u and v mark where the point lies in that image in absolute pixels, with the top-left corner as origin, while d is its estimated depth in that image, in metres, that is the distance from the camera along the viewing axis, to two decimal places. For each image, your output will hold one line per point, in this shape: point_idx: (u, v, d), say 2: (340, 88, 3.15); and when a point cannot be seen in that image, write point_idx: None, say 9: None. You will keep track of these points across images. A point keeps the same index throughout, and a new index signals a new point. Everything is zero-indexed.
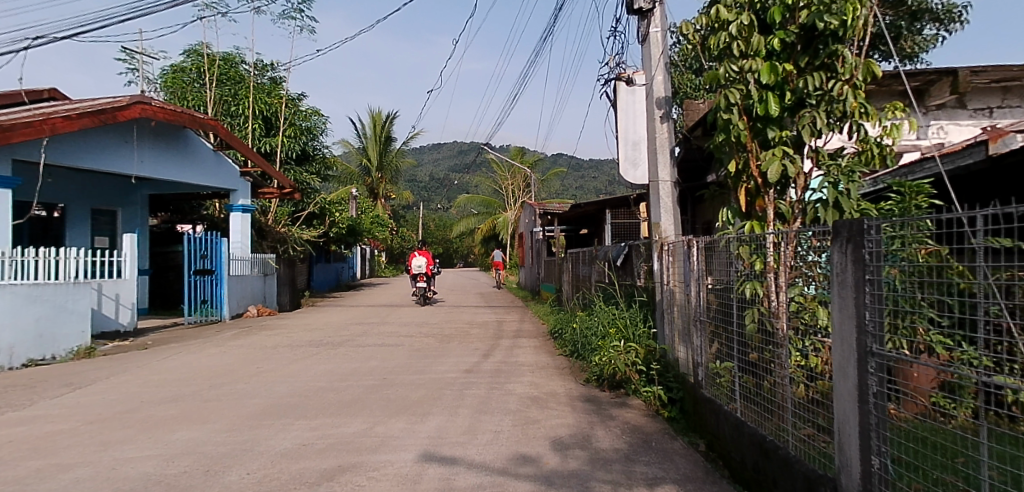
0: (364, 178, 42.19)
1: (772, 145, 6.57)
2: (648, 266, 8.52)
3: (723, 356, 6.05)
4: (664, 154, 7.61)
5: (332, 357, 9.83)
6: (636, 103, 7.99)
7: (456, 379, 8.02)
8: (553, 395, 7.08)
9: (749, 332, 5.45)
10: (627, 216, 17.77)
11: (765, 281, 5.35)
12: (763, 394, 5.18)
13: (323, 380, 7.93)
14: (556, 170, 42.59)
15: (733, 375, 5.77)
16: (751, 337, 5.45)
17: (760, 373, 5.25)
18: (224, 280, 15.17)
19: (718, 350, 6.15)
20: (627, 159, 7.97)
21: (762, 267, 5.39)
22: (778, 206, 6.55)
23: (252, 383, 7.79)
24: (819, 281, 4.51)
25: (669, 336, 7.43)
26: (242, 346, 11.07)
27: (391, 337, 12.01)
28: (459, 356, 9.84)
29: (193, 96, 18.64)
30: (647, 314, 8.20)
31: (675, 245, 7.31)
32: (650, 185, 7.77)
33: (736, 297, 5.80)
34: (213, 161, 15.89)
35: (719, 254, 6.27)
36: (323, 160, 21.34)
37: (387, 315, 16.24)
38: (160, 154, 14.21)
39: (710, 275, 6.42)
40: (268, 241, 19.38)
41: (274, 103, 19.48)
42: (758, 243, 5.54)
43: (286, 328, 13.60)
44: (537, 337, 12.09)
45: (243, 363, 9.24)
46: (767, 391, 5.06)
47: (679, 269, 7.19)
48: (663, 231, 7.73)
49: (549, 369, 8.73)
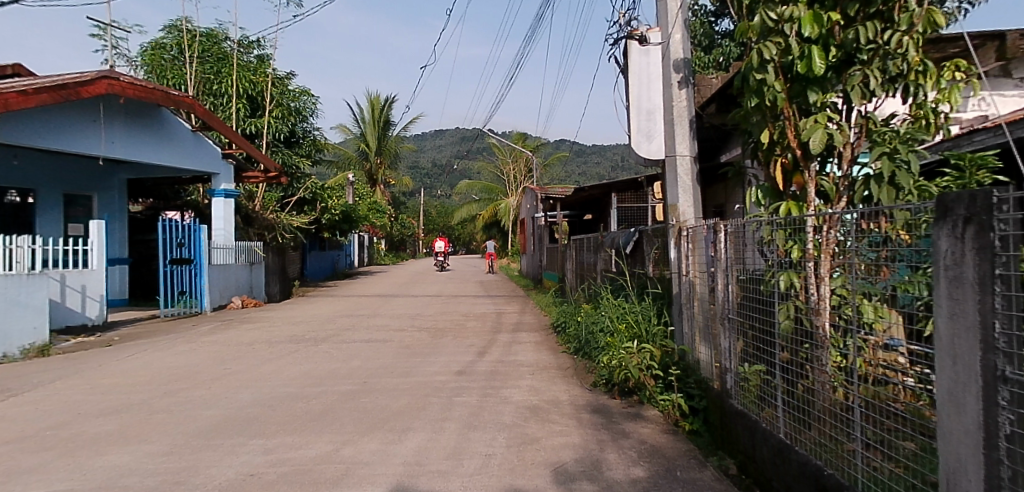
0: (362, 163, 41.05)
1: (814, 110, 5.58)
2: (661, 254, 7.55)
3: (752, 358, 5.11)
4: (683, 126, 6.60)
5: (310, 356, 8.86)
6: (651, 66, 6.89)
7: (445, 384, 7.06)
8: (555, 404, 6.12)
9: (785, 335, 4.53)
10: (633, 199, 16.80)
11: (806, 272, 4.43)
12: (803, 406, 4.30)
13: (294, 385, 6.97)
14: (559, 154, 41.39)
15: (768, 383, 4.82)
16: (789, 340, 4.53)
17: (801, 386, 4.31)
18: (204, 270, 14.21)
19: (746, 349, 5.20)
20: (640, 130, 6.90)
21: (800, 255, 4.47)
22: (822, 183, 5.55)
23: (212, 389, 6.83)
24: (865, 271, 3.63)
25: (688, 334, 6.47)
26: (216, 342, 10.12)
27: (379, 332, 11.05)
28: (452, 354, 8.90)
29: (173, 74, 17.63)
30: (662, 309, 7.23)
31: (695, 228, 6.34)
32: (667, 161, 6.77)
33: (768, 292, 4.85)
34: (192, 143, 14.89)
35: (746, 237, 5.29)
36: (312, 143, 20.34)
37: (380, 305, 15.28)
38: (131, 134, 13.20)
39: (735, 265, 5.46)
40: (255, 228, 18.29)
41: (259, 81, 18.45)
42: (796, 225, 4.59)
43: (269, 321, 12.66)
44: (538, 331, 11.14)
45: (211, 363, 8.31)
46: (807, 401, 4.23)
47: (700, 257, 6.23)
48: (681, 212, 6.71)
49: (550, 369, 7.79)
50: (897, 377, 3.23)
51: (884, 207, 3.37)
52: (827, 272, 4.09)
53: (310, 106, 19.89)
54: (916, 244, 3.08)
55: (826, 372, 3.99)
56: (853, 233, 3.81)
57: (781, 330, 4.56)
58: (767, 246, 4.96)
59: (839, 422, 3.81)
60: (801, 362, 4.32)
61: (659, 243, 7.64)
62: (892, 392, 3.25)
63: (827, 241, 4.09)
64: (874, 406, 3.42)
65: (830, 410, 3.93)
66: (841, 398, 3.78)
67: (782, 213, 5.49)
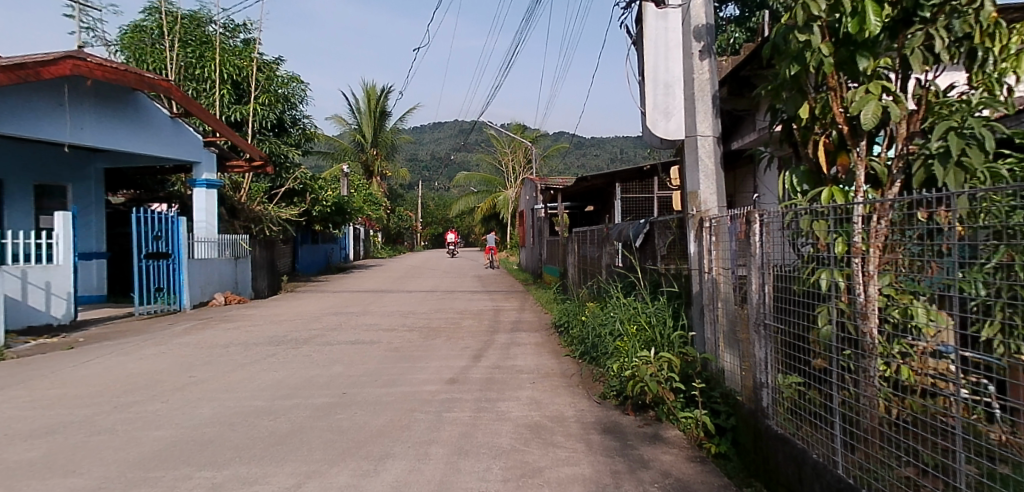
0: (358, 154, 40.03)
1: (863, 80, 4.76)
2: (678, 250, 6.73)
3: (791, 369, 4.27)
4: (704, 102, 5.79)
5: (288, 361, 8.03)
6: (670, 32, 5.98)
7: (434, 395, 6.23)
8: (560, 421, 5.32)
9: (823, 342, 3.83)
10: (638, 189, 15.95)
11: (853, 269, 3.70)
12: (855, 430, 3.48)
13: (262, 398, 6.15)
14: (559, 145, 40.53)
15: (811, 400, 4.00)
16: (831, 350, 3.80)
17: (847, 404, 3.58)
18: (184, 265, 13.36)
19: (784, 359, 4.34)
20: (656, 106, 5.96)
21: (846, 250, 3.74)
22: (873, 165, 4.72)
23: (170, 403, 6.00)
24: (926, 266, 2.98)
25: (712, 341, 5.68)
26: (187, 344, 9.29)
27: (366, 333, 10.22)
28: (444, 358, 8.09)
29: (153, 58, 16.73)
30: (680, 310, 6.42)
31: (719, 217, 5.51)
32: (687, 144, 5.91)
33: (805, 292, 4.10)
34: (171, 129, 14.03)
35: (772, 229, 4.58)
36: (302, 131, 19.47)
37: (371, 302, 14.47)
38: (102, 119, 12.35)
39: (758, 261, 4.74)
40: (240, 221, 17.50)
41: (244, 66, 17.56)
42: (841, 214, 3.84)
43: (250, 319, 11.84)
44: (538, 331, 10.33)
45: (177, 369, 7.49)
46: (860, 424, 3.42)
47: (724, 252, 5.44)
48: (702, 201, 5.85)
49: (553, 377, 6.99)
50: (947, 388, 2.70)
51: (943, 194, 2.80)
52: (877, 270, 3.43)
53: (300, 93, 19.05)
54: (967, 237, 2.57)
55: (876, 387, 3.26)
56: (905, 225, 3.21)
57: (821, 336, 3.83)
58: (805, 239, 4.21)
59: (897, 447, 3.08)
60: (846, 376, 3.56)
61: (674, 239, 6.85)
62: (943, 406, 2.71)
63: (873, 234, 3.43)
64: (922, 423, 2.87)
65: (884, 435, 3.21)
66: (894, 416, 3.12)
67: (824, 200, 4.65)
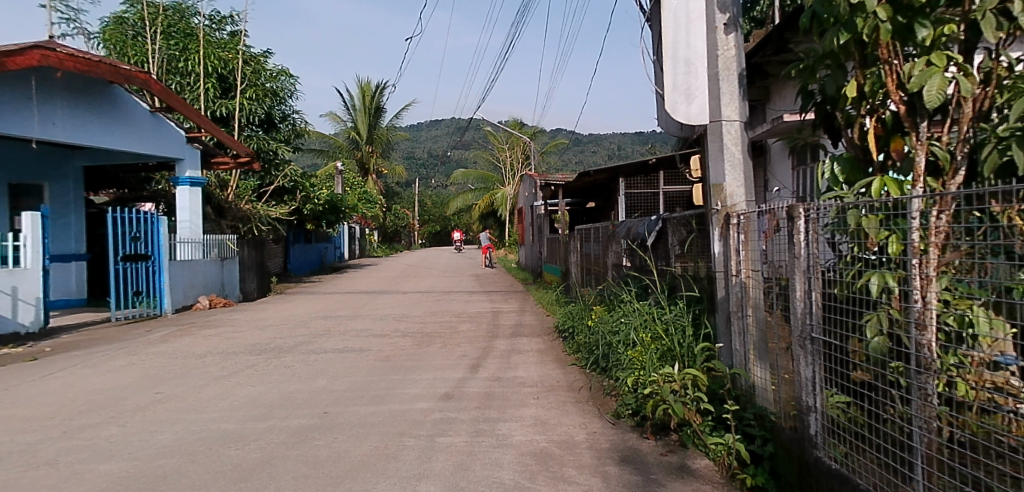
0: (354, 151, 39.26)
1: (922, 52, 4.07)
2: (698, 252, 6.06)
3: (838, 387, 3.65)
4: (729, 82, 5.12)
5: (267, 374, 7.33)
6: (690, 3, 5.26)
7: (427, 415, 5.54)
8: (570, 448, 4.64)
9: (872, 356, 3.29)
10: (643, 185, 15.24)
11: (906, 272, 3.12)
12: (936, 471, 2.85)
13: (232, 419, 5.45)
14: (557, 142, 39.82)
15: (866, 426, 3.39)
16: (887, 367, 3.23)
17: (899, 426, 3.12)
18: (164, 267, 12.64)
19: (830, 376, 3.72)
20: (676, 87, 5.23)
21: (900, 250, 3.16)
22: (934, 149, 4.00)
23: (127, 427, 5.30)
24: (992, 270, 2.51)
25: (741, 353, 5.00)
26: (162, 354, 8.58)
27: (355, 340, 9.50)
28: (439, 369, 7.41)
29: (134, 50, 15.93)
30: (701, 316, 5.78)
31: (748, 212, 4.84)
32: (711, 130, 5.24)
33: (851, 299, 3.52)
34: (151, 125, 13.35)
35: (809, 227, 3.94)
36: (292, 127, 18.76)
37: (363, 305, 13.79)
38: (75, 114, 11.65)
39: (796, 263, 4.07)
40: (228, 220, 16.84)
41: (230, 59, 16.81)
42: (899, 208, 3.21)
43: (233, 325, 11.14)
44: (540, 336, 9.67)
45: (144, 384, 6.80)
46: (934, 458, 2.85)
47: (752, 252, 4.79)
48: (728, 194, 5.19)
49: (558, 390, 6.32)
50: (1008, 404, 2.40)
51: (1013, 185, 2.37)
52: (934, 274, 2.90)
53: (289, 87, 18.35)
54: None
55: (933, 407, 2.85)
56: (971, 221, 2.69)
57: (872, 351, 3.26)
58: (844, 240, 3.61)
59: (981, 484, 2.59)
60: (898, 394, 3.09)
61: (692, 238, 6.19)
62: (1005, 424, 2.42)
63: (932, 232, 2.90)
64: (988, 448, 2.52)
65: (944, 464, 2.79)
66: (952, 439, 2.74)
67: (875, 191, 3.94)
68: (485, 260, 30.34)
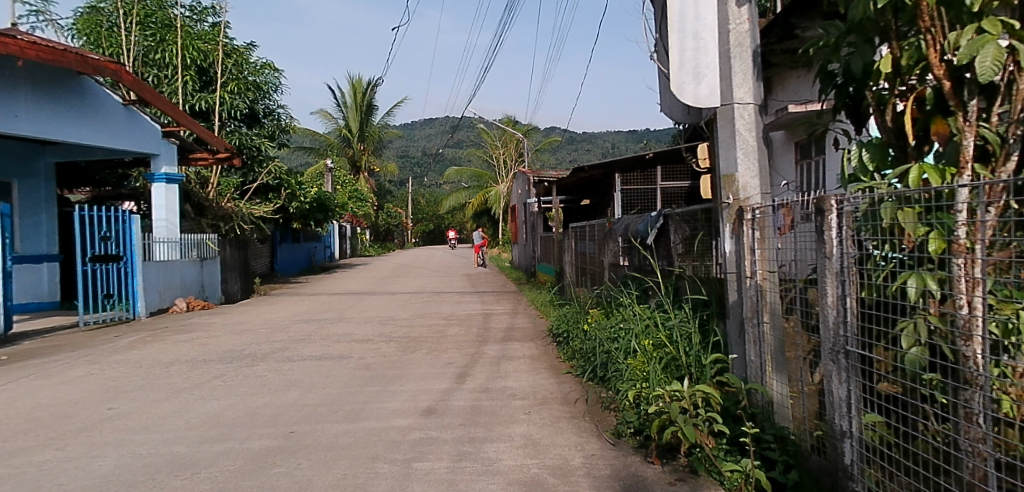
0: (345, 149, 38.43)
1: (972, 18, 3.48)
2: (705, 251, 5.50)
3: (877, 407, 3.12)
4: (741, 60, 4.59)
5: (235, 385, 6.72)
6: None
7: (405, 434, 4.95)
8: (565, 475, 4.07)
9: (907, 370, 2.82)
10: (640, 180, 14.66)
11: (950, 273, 2.65)
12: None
13: (185, 441, 4.85)
14: (551, 139, 39.23)
15: (906, 452, 2.89)
16: (922, 382, 2.78)
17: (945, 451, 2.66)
18: (138, 268, 11.99)
19: (865, 394, 3.19)
20: (683, 63, 4.69)
21: (944, 247, 2.67)
22: (983, 132, 3.44)
23: (66, 451, 4.69)
24: None
25: (757, 365, 4.44)
26: (125, 362, 7.95)
27: (336, 346, 8.90)
28: (423, 379, 6.83)
29: (108, 41, 15.25)
30: (710, 322, 5.22)
31: (763, 205, 4.28)
32: (721, 114, 4.68)
33: (885, 305, 3.02)
34: (124, 118, 12.72)
35: (841, 222, 3.35)
36: (276, 122, 18.13)
37: (348, 307, 13.19)
38: (41, 107, 11.01)
39: (825, 263, 3.48)
40: (208, 218, 16.19)
41: (210, 51, 16.15)
42: (947, 198, 2.68)
43: (209, 329, 10.52)
44: (533, 341, 9.09)
45: (96, 397, 6.18)
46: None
47: (768, 251, 4.25)
48: (741, 186, 4.63)
49: (551, 403, 5.75)
50: None
51: None
52: (982, 275, 2.43)
53: (273, 81, 17.73)
54: None
55: (981, 429, 2.43)
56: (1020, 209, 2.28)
57: (906, 364, 2.80)
58: (870, 237, 3.12)
59: None
60: (930, 410, 2.71)
61: (698, 237, 5.65)
62: None
63: (979, 227, 2.45)
64: None
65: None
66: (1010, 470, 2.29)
67: (911, 181, 3.36)
68: (478, 258, 29.76)
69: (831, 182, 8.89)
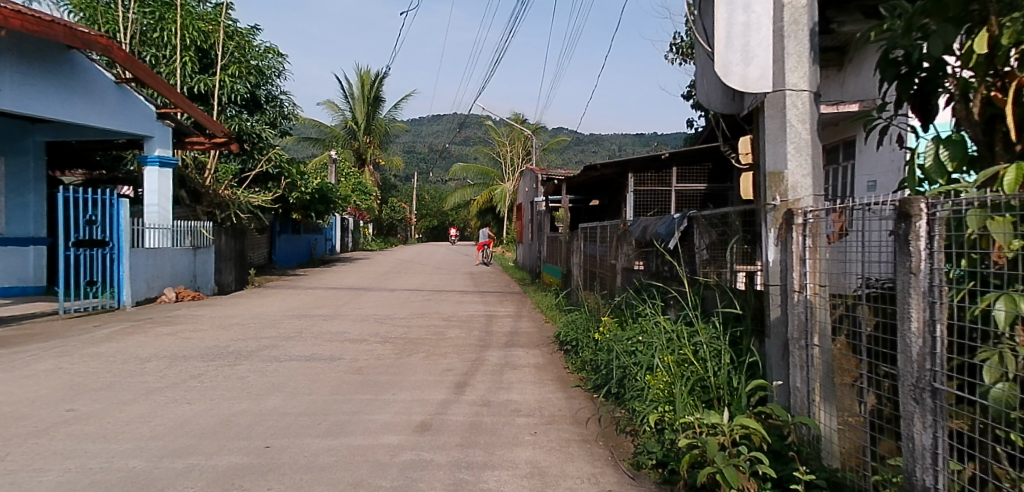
0: (350, 141, 37.84)
1: None
2: (737, 259, 4.90)
3: (972, 460, 2.54)
4: (795, 41, 4.01)
5: (212, 387, 6.10)
6: None
7: (394, 456, 4.32)
8: None
9: (991, 410, 2.36)
10: (655, 181, 14.03)
11: None
12: None
13: (144, 455, 4.22)
14: (560, 138, 38.67)
15: None
16: (1005, 422, 2.35)
17: None
18: (125, 255, 11.39)
19: (953, 443, 2.61)
20: (731, 36, 4.13)
21: None
22: None
23: (5, 461, 4.07)
24: None
25: (804, 393, 3.82)
26: (98, 356, 7.34)
27: (327, 345, 8.29)
28: (418, 387, 6.22)
29: (105, 17, 14.65)
30: (743, 341, 4.61)
31: (817, 207, 3.67)
32: (768, 100, 4.08)
33: (974, 329, 2.51)
34: (116, 98, 12.17)
35: (931, 230, 2.71)
36: (278, 108, 17.48)
37: (344, 303, 12.61)
38: (27, 81, 10.43)
39: (906, 279, 2.84)
40: (203, 206, 15.63)
41: (210, 32, 15.56)
42: None
43: (195, 322, 9.93)
44: (538, 347, 8.50)
45: (56, 396, 5.56)
46: None
47: (824, 263, 3.63)
48: (790, 185, 4.02)
49: (560, 423, 5.14)
50: None
51: None
52: None
53: (276, 66, 17.14)
54: None
55: None
56: None
57: (989, 402, 2.35)
58: (964, 253, 2.57)
59: None
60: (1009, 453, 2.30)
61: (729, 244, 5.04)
62: None
63: None
64: None
65: None
66: None
67: (1009, 184, 2.63)
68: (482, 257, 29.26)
69: (860, 188, 8.35)
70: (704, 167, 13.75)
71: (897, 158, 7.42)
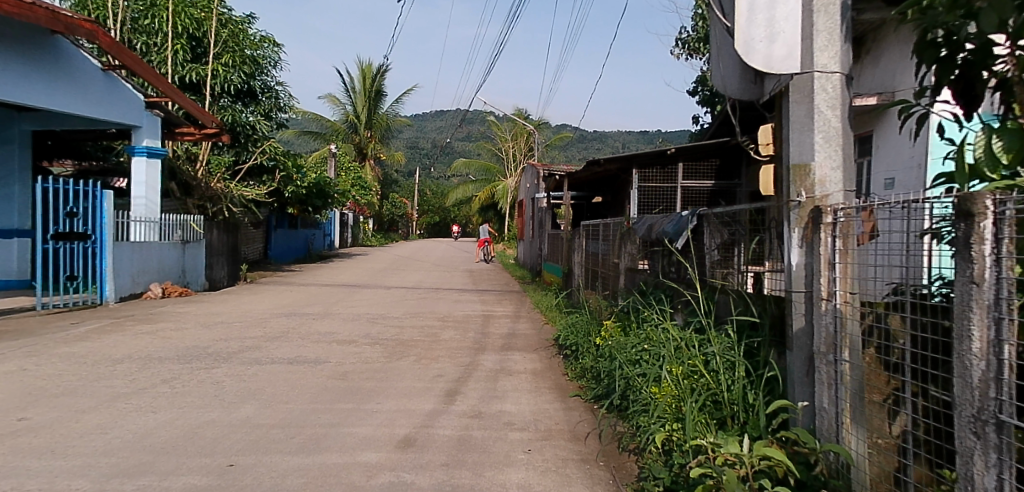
0: (351, 136, 37.42)
1: None
2: (753, 260, 4.46)
3: None
4: (825, 16, 3.57)
5: (183, 393, 5.67)
6: None
7: (371, 477, 3.88)
8: None
9: None
10: (661, 178, 13.61)
11: None
12: None
13: (93, 474, 3.79)
14: (563, 135, 38.17)
15: None
16: None
17: None
18: (108, 250, 10.96)
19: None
20: (754, 9, 3.72)
21: None
22: None
23: None
24: None
25: (831, 415, 3.35)
26: (68, 356, 6.92)
27: (313, 347, 7.86)
28: (405, 396, 5.78)
29: (94, 3, 14.20)
30: (760, 353, 4.16)
31: (849, 205, 3.21)
32: (794, 82, 3.62)
33: None
34: (103, 86, 11.73)
35: (996, 232, 2.21)
36: (274, 100, 17.02)
37: (337, 301, 12.18)
38: (8, 67, 9.97)
39: (962, 290, 2.35)
40: (194, 199, 15.24)
41: (203, 19, 15.12)
42: None
43: (178, 320, 9.50)
44: (536, 351, 8.05)
45: (11, 402, 5.15)
46: None
47: (857, 269, 3.16)
48: (818, 179, 3.55)
49: (556, 439, 4.69)
50: None
51: None
52: None
53: (271, 56, 16.71)
54: None
55: None
56: None
57: None
58: None
59: None
60: None
61: (744, 244, 4.61)
62: None
63: None
64: None
65: None
66: None
67: None
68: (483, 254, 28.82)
69: (876, 186, 7.87)
70: (712, 163, 13.24)
71: (918, 154, 6.94)
